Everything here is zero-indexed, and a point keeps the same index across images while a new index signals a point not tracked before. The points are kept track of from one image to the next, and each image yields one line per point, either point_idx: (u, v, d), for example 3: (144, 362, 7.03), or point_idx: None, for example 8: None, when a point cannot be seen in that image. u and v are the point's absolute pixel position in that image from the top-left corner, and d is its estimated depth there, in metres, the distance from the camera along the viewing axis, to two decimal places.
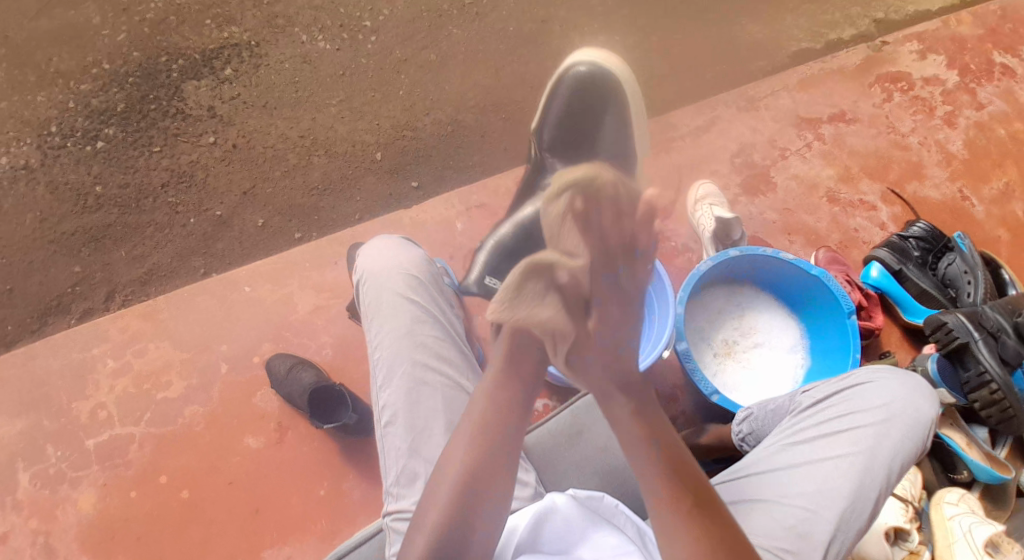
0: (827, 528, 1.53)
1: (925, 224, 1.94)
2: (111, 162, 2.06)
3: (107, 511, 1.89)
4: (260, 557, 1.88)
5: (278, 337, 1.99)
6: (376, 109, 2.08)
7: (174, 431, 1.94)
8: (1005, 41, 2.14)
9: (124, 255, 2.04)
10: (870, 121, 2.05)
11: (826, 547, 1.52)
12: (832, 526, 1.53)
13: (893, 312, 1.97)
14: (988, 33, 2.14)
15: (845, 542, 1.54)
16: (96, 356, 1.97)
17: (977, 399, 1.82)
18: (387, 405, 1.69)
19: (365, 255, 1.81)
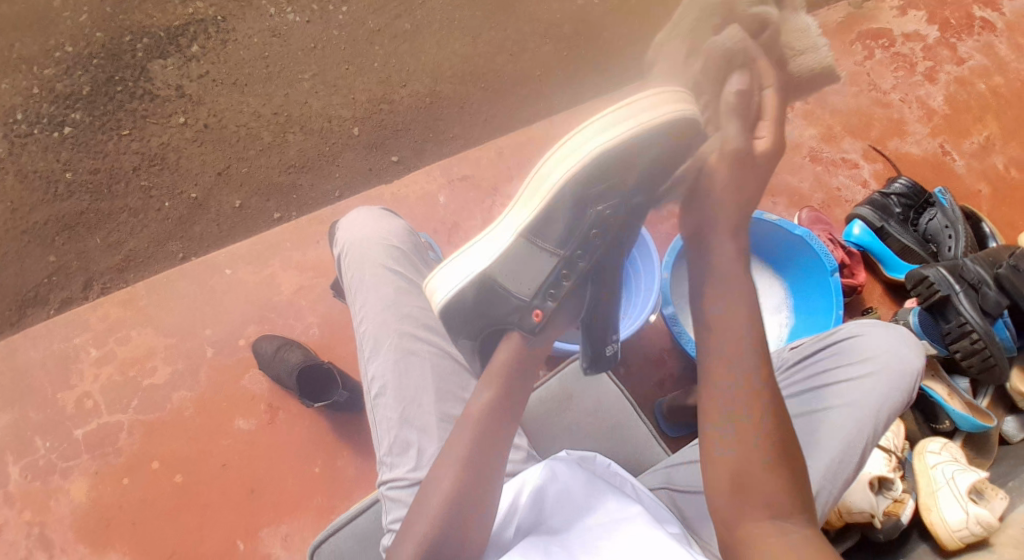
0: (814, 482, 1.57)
1: (907, 180, 1.96)
2: (80, 147, 2.01)
3: (99, 499, 1.88)
4: (258, 537, 1.89)
5: (264, 318, 1.97)
6: (351, 83, 2.04)
7: (162, 417, 1.93)
8: None
9: (100, 242, 1.99)
10: (851, 78, 2.04)
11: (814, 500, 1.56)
12: (819, 479, 1.57)
13: (875, 269, 2.00)
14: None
15: (833, 493, 1.57)
16: (79, 345, 1.94)
17: (958, 350, 1.84)
18: (374, 376, 1.66)
19: (344, 228, 1.79)
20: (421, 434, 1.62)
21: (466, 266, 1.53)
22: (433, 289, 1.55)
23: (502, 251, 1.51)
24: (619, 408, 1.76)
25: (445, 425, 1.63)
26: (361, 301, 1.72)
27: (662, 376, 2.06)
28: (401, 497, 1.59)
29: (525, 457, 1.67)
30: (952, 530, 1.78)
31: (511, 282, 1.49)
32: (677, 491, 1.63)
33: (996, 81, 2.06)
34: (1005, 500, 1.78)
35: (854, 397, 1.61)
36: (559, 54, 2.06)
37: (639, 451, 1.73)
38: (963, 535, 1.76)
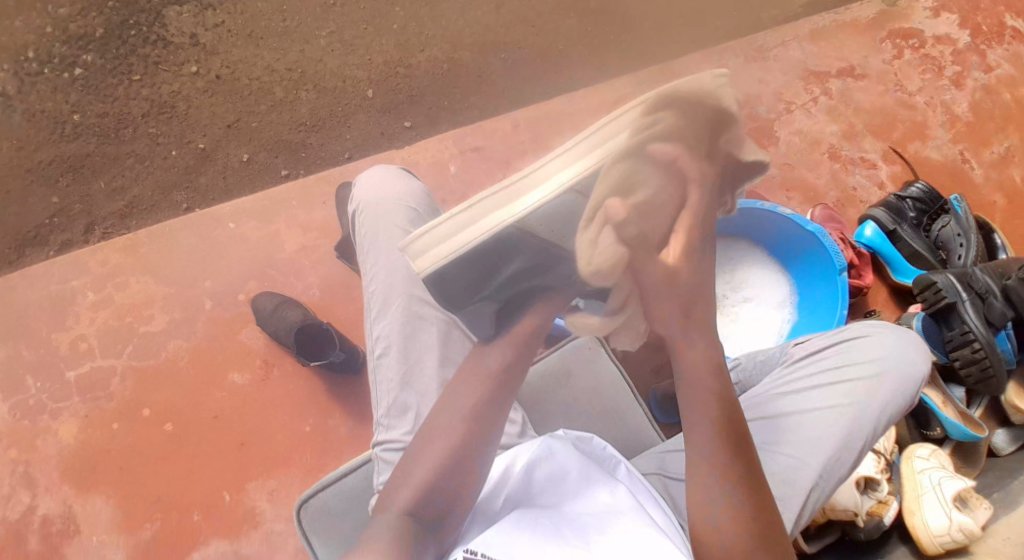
0: (811, 476, 1.56)
1: (924, 185, 1.92)
2: (90, 90, 1.99)
3: (89, 441, 1.88)
4: (245, 490, 1.88)
5: (264, 275, 1.96)
6: (368, 43, 2.02)
7: (157, 365, 1.92)
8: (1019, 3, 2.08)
9: (104, 187, 1.99)
10: (878, 77, 2.01)
11: (809, 494, 1.56)
12: (815, 475, 1.56)
13: (882, 271, 1.97)
14: None
15: (827, 489, 1.58)
16: (75, 288, 1.94)
17: (957, 358, 1.82)
18: (381, 336, 1.66)
19: (360, 187, 1.77)
20: (420, 399, 1.61)
21: (470, 225, 1.40)
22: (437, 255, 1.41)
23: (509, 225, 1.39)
24: (617, 390, 1.74)
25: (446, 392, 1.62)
26: (374, 260, 1.71)
27: (660, 363, 2.04)
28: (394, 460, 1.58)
29: (522, 431, 1.67)
30: (934, 535, 1.76)
31: (499, 257, 1.42)
32: (669, 478, 1.63)
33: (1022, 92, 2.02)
34: (988, 510, 1.78)
35: (860, 396, 1.60)
36: (582, 29, 2.02)
37: (637, 434, 1.73)
38: (943, 540, 1.75)
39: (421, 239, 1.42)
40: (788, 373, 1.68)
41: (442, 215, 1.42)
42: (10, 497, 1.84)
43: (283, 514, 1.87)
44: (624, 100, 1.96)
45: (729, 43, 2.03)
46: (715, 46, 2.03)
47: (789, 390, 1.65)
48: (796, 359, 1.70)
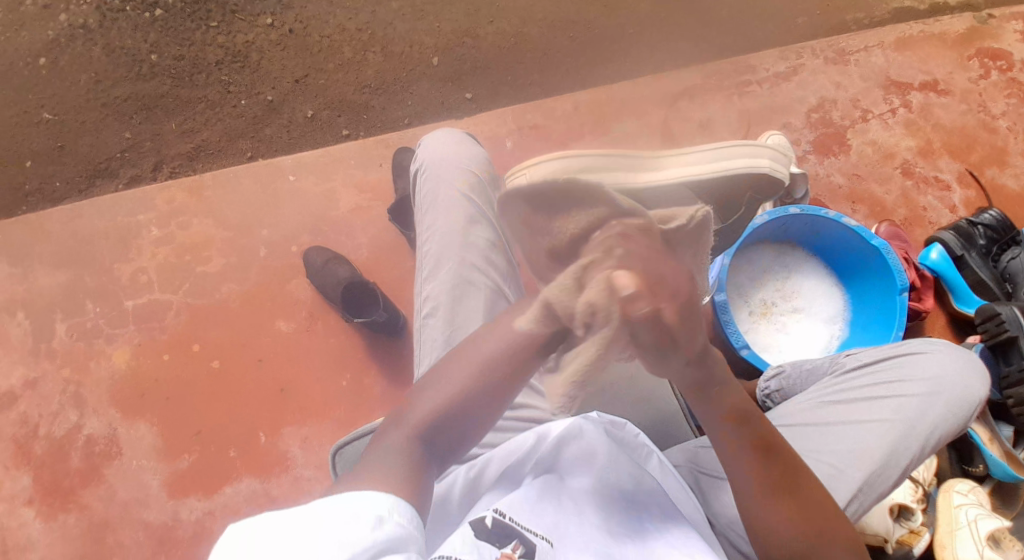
0: (851, 487, 1.53)
1: (998, 213, 1.83)
2: (168, 31, 2.07)
3: (138, 369, 1.98)
4: (279, 434, 1.96)
5: (318, 230, 2.01)
6: (438, 11, 2.02)
7: (209, 304, 2.01)
8: None
9: (174, 127, 2.06)
10: (961, 95, 1.91)
11: (846, 505, 1.53)
12: (856, 487, 1.53)
13: (944, 298, 1.88)
14: None
15: (865, 503, 1.54)
16: (141, 222, 2.03)
17: (1011, 396, 1.76)
18: (429, 296, 1.68)
19: (427, 147, 1.80)
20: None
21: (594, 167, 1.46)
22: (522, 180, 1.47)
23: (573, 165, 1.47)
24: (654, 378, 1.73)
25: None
26: (430, 222, 1.74)
27: None
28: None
29: None
30: None
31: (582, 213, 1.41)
32: (702, 473, 1.59)
33: None
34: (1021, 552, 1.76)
35: (910, 413, 1.57)
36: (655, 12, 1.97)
37: (671, 428, 1.71)
38: None
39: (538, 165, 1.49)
40: (837, 382, 1.65)
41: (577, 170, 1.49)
42: (59, 414, 1.95)
43: (313, 461, 1.94)
44: (689, 92, 1.91)
45: (809, 42, 1.95)
46: (793, 44, 1.96)
47: (832, 399, 1.62)
48: (847, 370, 1.66)
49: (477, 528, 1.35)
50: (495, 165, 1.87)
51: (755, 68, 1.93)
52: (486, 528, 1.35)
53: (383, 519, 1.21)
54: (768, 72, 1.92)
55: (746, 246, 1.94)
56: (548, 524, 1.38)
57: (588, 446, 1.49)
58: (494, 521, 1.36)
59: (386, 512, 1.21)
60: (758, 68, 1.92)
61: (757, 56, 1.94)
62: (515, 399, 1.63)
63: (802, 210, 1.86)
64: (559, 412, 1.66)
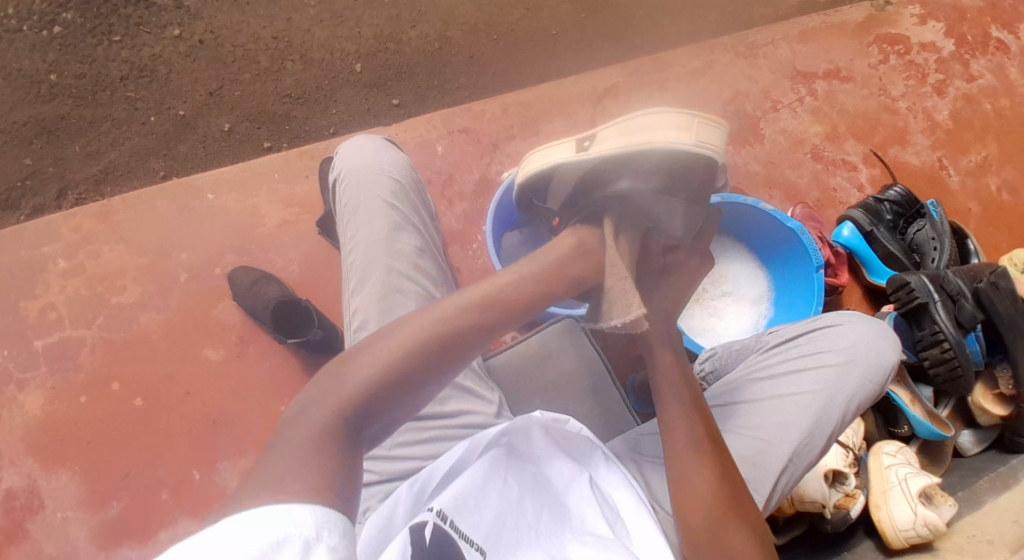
0: (780, 460, 1.55)
1: (901, 190, 1.96)
2: (68, 50, 1.97)
3: (54, 414, 1.84)
4: (214, 469, 1.84)
5: (242, 249, 1.92)
6: (359, 16, 2.00)
7: (128, 337, 1.88)
8: (1006, 15, 2.11)
9: (79, 151, 1.95)
10: (863, 80, 2.04)
11: (778, 477, 1.55)
12: (785, 459, 1.55)
13: (858, 272, 2.00)
14: (991, 3, 2.11)
15: (795, 474, 1.56)
16: (47, 255, 1.90)
17: (926, 358, 1.85)
18: (358, 310, 1.56)
19: (340, 154, 1.69)
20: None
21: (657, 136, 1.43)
22: (635, 128, 1.45)
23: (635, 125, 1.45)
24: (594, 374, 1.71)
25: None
26: (351, 233, 1.62)
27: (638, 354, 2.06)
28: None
29: (498, 412, 1.58)
30: (899, 529, 1.77)
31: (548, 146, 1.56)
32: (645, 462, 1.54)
33: (1003, 103, 2.05)
34: (954, 507, 1.77)
35: (829, 383, 1.59)
36: (575, 16, 2.04)
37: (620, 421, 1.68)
38: (908, 536, 1.75)
39: (705, 119, 1.44)
40: (761, 360, 1.66)
41: (715, 161, 1.45)
42: None
43: None
44: (613, 91, 1.98)
45: (719, 38, 2.05)
46: (705, 40, 2.05)
47: (759, 374, 1.63)
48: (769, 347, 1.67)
49: (414, 541, 1.23)
50: (416, 171, 1.75)
51: (671, 65, 2.00)
52: (424, 543, 1.23)
53: (315, 549, 1.08)
54: (684, 68, 2.00)
55: None
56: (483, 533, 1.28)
57: (527, 445, 1.41)
58: (433, 532, 1.24)
59: (315, 533, 1.09)
60: (674, 66, 2.00)
61: (675, 52, 2.02)
62: (454, 406, 1.55)
63: (723, 199, 1.87)
64: (502, 415, 1.59)
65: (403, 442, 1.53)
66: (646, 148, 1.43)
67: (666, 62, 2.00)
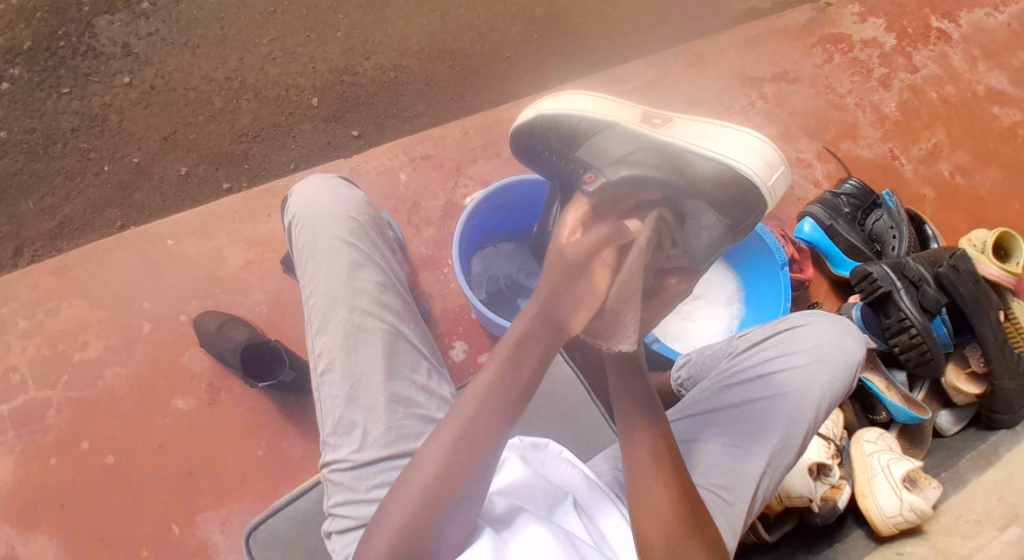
0: (759, 465, 1.55)
1: (857, 182, 2.00)
2: (17, 105, 1.93)
3: (24, 479, 1.78)
4: (195, 520, 1.79)
5: (207, 293, 1.89)
6: (311, 51, 2.00)
7: (94, 393, 1.83)
8: (943, 7, 2.18)
9: (32, 206, 1.90)
10: (810, 80, 2.10)
11: (758, 482, 1.54)
12: (764, 464, 1.55)
13: (823, 265, 2.04)
14: None
15: (776, 477, 1.57)
16: (5, 315, 1.85)
17: (896, 344, 1.89)
18: (323, 352, 1.57)
19: (293, 198, 1.68)
20: (367, 415, 1.53)
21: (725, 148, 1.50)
22: (715, 137, 1.51)
23: (714, 129, 1.51)
24: (573, 390, 1.70)
25: (393, 407, 1.54)
26: (311, 274, 1.61)
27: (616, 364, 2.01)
28: (343, 480, 1.52)
29: None
30: (886, 516, 1.78)
31: (614, 103, 1.57)
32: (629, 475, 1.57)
33: (947, 92, 2.12)
34: (937, 489, 1.79)
35: (799, 383, 1.59)
36: (527, 37, 2.06)
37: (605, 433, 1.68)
38: (896, 521, 1.77)
39: (784, 172, 1.51)
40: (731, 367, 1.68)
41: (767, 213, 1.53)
42: None
43: (237, 543, 1.79)
44: None
45: (669, 49, 2.09)
46: (655, 51, 2.09)
47: (731, 382, 1.65)
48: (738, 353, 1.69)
49: None
50: (373, 207, 1.73)
51: (624, 79, 2.03)
52: None
53: None
54: (638, 81, 2.04)
55: None
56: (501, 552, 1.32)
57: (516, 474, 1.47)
58: None
59: None
60: (627, 79, 2.03)
61: (628, 65, 2.06)
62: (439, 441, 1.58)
63: None
64: None
65: (380, 482, 1.51)
66: (719, 162, 1.49)
67: (619, 76, 2.04)
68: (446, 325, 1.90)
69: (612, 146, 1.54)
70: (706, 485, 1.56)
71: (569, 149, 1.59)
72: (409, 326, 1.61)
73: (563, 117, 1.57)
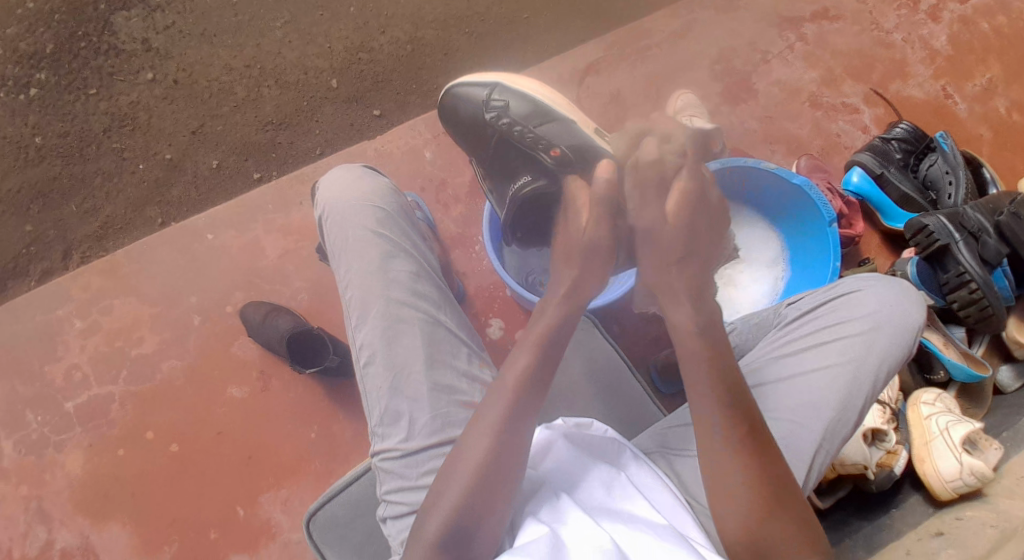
0: (813, 440, 1.50)
1: (908, 125, 1.88)
2: (48, 109, 1.98)
3: (95, 470, 1.87)
4: (257, 503, 1.87)
5: (249, 284, 1.93)
6: (326, 30, 1.99)
7: (152, 387, 1.90)
8: None
9: (76, 209, 1.97)
10: (853, 17, 1.97)
11: (813, 457, 1.50)
12: (819, 438, 1.50)
13: (874, 218, 1.93)
14: None
15: (830, 451, 1.51)
16: (61, 317, 1.93)
17: (955, 300, 1.79)
18: (364, 344, 1.56)
19: (324, 194, 1.67)
20: (412, 404, 1.52)
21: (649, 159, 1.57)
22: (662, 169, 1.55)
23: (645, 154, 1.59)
24: (613, 369, 1.66)
25: (436, 395, 1.53)
26: (345, 268, 1.61)
27: (659, 330, 1.94)
28: (394, 468, 1.52)
29: None
30: (945, 480, 1.72)
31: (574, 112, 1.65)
32: (673, 456, 1.51)
33: (1001, 20, 1.97)
34: (1000, 450, 1.73)
35: (854, 353, 1.53)
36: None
37: (642, 411, 1.64)
38: (957, 486, 1.70)
39: None
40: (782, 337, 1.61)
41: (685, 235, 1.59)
42: (28, 533, 1.85)
43: (298, 521, 1.86)
44: (595, 67, 1.94)
45: None
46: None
47: (782, 354, 1.59)
48: (790, 322, 1.63)
49: None
50: (405, 196, 1.72)
51: (651, 32, 1.97)
52: None
53: None
54: (665, 33, 1.97)
55: None
56: (545, 549, 1.29)
57: (563, 465, 1.43)
58: None
59: None
60: (654, 32, 1.96)
61: (654, 19, 1.98)
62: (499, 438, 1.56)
63: (724, 164, 1.80)
64: None
65: (430, 470, 1.51)
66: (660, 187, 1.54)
67: (645, 31, 1.97)
68: (482, 303, 1.90)
69: (563, 134, 1.61)
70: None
71: (523, 123, 1.64)
72: (446, 312, 1.60)
73: (525, 91, 1.66)
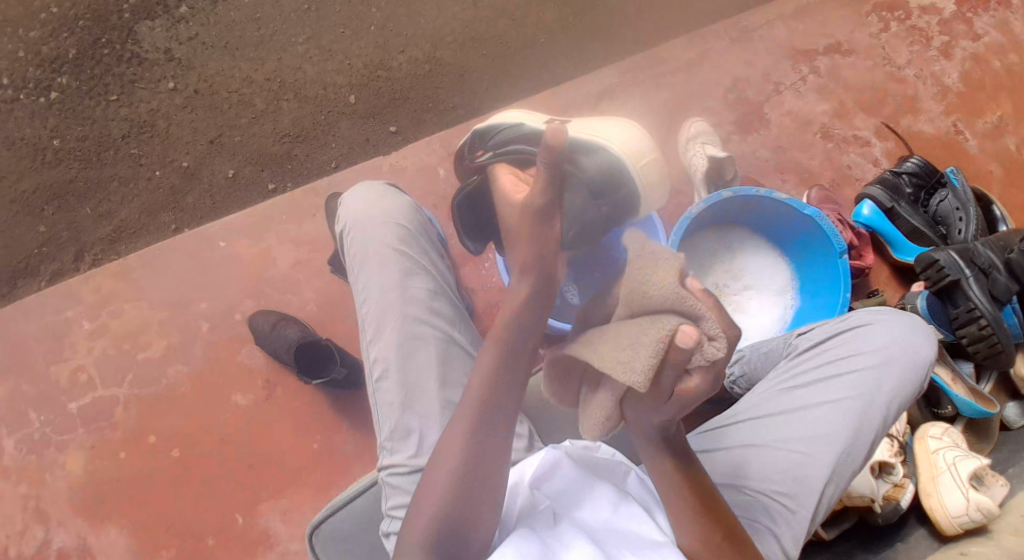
0: (823, 471, 1.49)
1: (919, 160, 1.89)
2: (68, 113, 2.01)
3: (94, 473, 1.87)
4: (256, 512, 1.86)
5: (259, 293, 1.94)
6: (346, 47, 2.02)
7: (157, 391, 1.91)
8: None
9: (90, 213, 1.99)
10: (866, 51, 1.99)
11: (822, 490, 1.48)
12: (829, 470, 1.48)
13: (883, 251, 1.93)
14: None
15: (840, 485, 1.50)
16: (71, 319, 1.94)
17: (964, 335, 1.78)
18: (377, 358, 1.56)
19: (344, 207, 1.68)
20: (422, 420, 1.52)
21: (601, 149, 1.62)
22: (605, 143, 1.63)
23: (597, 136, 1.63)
24: None
25: (447, 412, 1.53)
26: (364, 282, 1.62)
27: None
28: (401, 483, 1.51)
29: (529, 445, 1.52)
30: (951, 516, 1.70)
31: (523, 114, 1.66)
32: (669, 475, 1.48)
33: (1012, 59, 1.99)
34: (1005, 485, 1.71)
35: (866, 387, 1.53)
36: (562, 22, 2.02)
37: None
38: (962, 521, 1.68)
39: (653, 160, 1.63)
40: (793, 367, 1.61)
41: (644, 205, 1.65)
42: (25, 534, 1.84)
43: (297, 531, 1.85)
44: (609, 93, 1.98)
45: (713, 25, 2.03)
46: (699, 28, 2.03)
47: (793, 385, 1.58)
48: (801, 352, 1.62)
49: None
50: (424, 213, 1.74)
51: (665, 60, 1.99)
52: None
53: None
54: (680, 61, 1.99)
55: (687, 239, 1.93)
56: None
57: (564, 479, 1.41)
58: None
59: None
60: (668, 59, 1.99)
61: (669, 46, 2.01)
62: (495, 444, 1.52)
63: (735, 191, 1.81)
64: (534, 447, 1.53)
65: None
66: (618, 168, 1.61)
67: (660, 58, 2.00)
68: (489, 320, 1.91)
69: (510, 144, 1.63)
70: (765, 492, 1.51)
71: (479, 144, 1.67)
72: (460, 330, 1.60)
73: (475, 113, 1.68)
